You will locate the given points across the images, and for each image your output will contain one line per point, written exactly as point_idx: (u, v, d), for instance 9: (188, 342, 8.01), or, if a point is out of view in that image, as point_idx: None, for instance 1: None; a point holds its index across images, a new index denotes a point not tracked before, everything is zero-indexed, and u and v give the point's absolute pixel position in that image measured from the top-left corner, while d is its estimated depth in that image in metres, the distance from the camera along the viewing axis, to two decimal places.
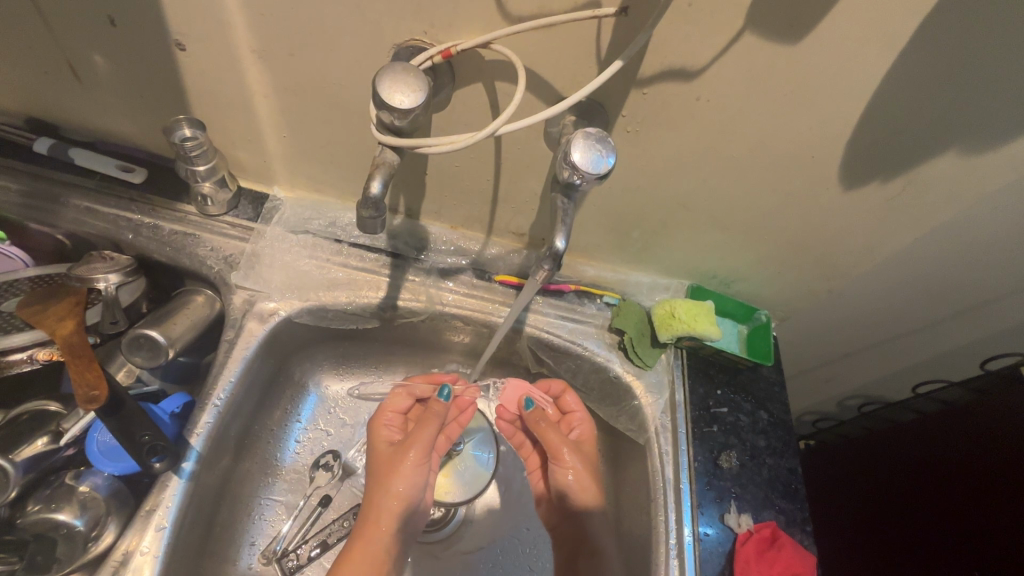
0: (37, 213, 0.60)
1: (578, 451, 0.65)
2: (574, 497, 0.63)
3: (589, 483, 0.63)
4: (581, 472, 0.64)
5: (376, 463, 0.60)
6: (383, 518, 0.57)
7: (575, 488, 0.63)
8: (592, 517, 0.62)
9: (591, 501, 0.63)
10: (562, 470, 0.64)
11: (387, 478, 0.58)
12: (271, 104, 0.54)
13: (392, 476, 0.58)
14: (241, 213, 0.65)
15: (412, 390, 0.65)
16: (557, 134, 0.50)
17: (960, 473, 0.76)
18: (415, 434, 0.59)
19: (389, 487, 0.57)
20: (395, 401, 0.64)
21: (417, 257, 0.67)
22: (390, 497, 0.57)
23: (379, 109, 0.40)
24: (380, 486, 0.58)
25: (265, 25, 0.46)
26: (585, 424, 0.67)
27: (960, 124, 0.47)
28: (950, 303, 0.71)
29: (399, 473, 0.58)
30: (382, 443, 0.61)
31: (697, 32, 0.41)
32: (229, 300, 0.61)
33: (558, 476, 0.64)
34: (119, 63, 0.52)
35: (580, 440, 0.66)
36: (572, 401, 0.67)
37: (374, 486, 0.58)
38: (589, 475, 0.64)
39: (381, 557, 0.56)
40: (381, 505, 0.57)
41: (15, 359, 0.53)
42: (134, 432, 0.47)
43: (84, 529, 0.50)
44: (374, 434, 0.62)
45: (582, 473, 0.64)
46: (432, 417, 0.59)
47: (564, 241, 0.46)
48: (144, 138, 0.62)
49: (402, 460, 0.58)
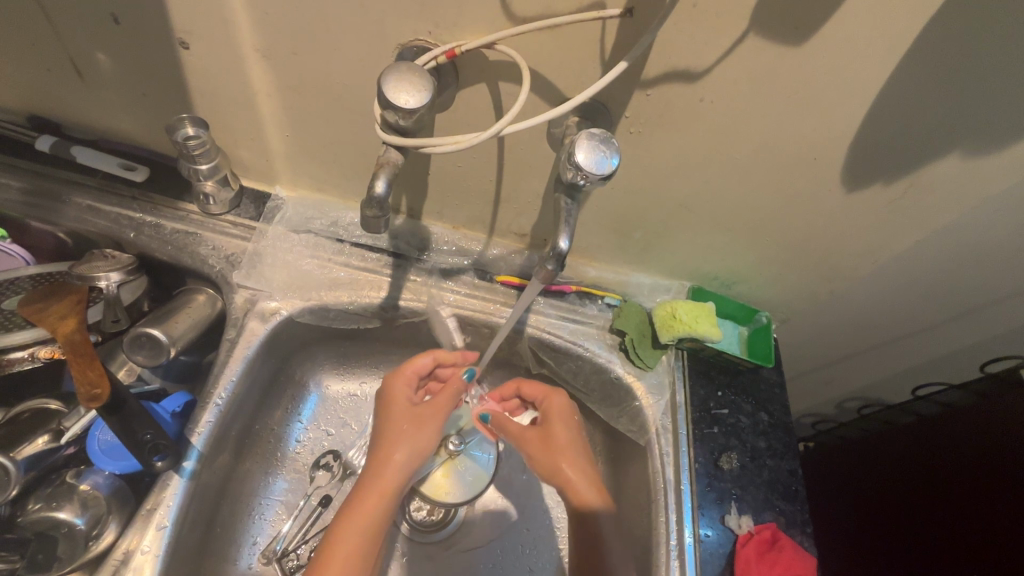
0: (39, 211, 0.60)
1: (546, 432, 0.61)
2: (571, 492, 0.57)
3: (586, 474, 0.57)
4: (573, 465, 0.58)
5: (394, 415, 0.55)
6: (397, 475, 0.52)
7: (570, 479, 0.57)
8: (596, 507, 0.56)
9: (593, 498, 0.56)
10: (555, 464, 0.58)
11: (413, 434, 0.54)
12: (274, 102, 0.54)
13: (419, 435, 0.54)
14: (242, 212, 0.65)
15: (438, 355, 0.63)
16: (560, 135, 0.50)
17: (958, 476, 0.76)
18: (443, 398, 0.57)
19: (409, 444, 0.53)
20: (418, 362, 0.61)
21: (418, 257, 0.67)
22: (412, 452, 0.53)
23: (384, 109, 0.40)
24: (401, 443, 0.53)
25: (268, 24, 0.46)
26: (559, 399, 0.63)
27: (961, 127, 0.47)
28: (950, 306, 0.72)
29: (425, 433, 0.54)
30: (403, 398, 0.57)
31: (699, 34, 0.42)
32: (230, 299, 0.61)
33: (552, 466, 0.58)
34: (123, 62, 0.52)
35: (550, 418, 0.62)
36: (529, 387, 0.65)
37: (390, 437, 0.54)
38: (581, 473, 0.57)
39: (386, 516, 0.50)
40: (398, 460, 0.52)
41: (16, 357, 0.52)
42: (135, 431, 0.47)
43: (85, 528, 0.49)
44: (393, 389, 0.57)
45: (571, 465, 0.58)
46: (455, 390, 0.59)
47: (567, 241, 0.46)
48: (146, 137, 0.62)
49: (431, 420, 0.56)
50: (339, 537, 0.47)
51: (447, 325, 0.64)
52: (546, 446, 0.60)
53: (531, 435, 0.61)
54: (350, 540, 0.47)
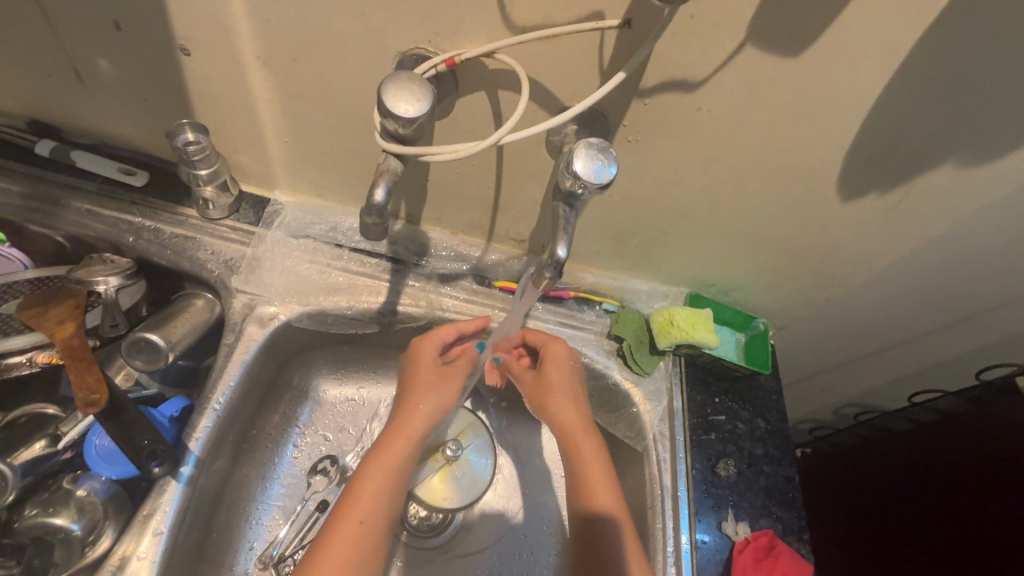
0: (38, 215, 0.60)
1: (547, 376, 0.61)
2: (581, 482, 0.56)
3: (600, 462, 0.57)
4: (589, 455, 0.57)
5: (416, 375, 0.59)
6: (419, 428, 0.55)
7: (581, 460, 0.57)
8: (605, 502, 0.54)
9: (603, 497, 0.54)
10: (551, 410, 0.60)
11: (435, 392, 0.58)
12: (275, 108, 0.54)
13: (438, 394, 0.58)
14: (242, 217, 0.65)
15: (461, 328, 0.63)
16: (559, 143, 0.51)
17: (954, 484, 0.76)
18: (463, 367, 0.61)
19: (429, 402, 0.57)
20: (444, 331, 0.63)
21: (417, 262, 0.67)
22: (435, 409, 0.57)
23: (384, 117, 0.41)
24: (423, 398, 0.57)
25: (270, 31, 0.46)
26: (558, 345, 0.63)
27: (956, 137, 0.48)
28: (946, 313, 0.72)
29: (444, 394, 0.58)
30: (429, 358, 0.60)
31: (697, 45, 0.42)
32: (229, 303, 0.61)
33: (563, 435, 0.59)
34: (124, 67, 0.52)
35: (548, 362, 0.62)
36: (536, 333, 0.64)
37: (416, 394, 0.57)
38: (597, 465, 0.57)
39: (407, 466, 0.54)
40: (421, 414, 0.56)
41: (15, 362, 0.52)
42: (134, 437, 0.46)
43: (82, 533, 0.49)
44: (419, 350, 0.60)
45: (583, 449, 0.57)
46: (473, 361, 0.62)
47: (566, 249, 0.46)
48: (147, 142, 0.62)
49: (452, 384, 0.60)
50: (363, 485, 0.50)
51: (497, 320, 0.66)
52: (541, 392, 0.61)
53: (530, 379, 0.63)
54: (372, 489, 0.50)
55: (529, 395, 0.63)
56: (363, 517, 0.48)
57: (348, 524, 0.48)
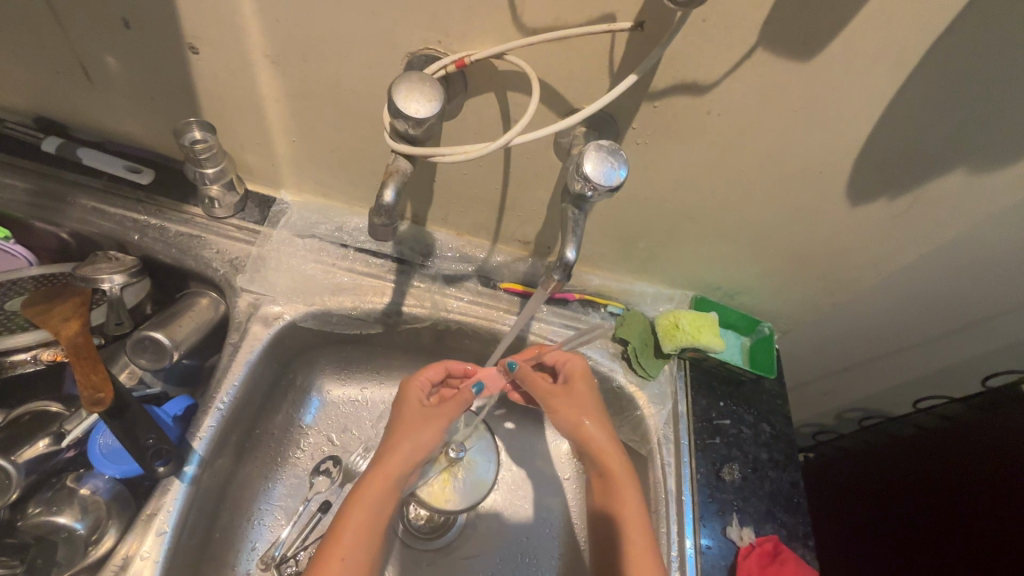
0: (42, 212, 0.60)
1: (573, 390, 0.60)
2: (612, 495, 0.55)
3: (628, 480, 0.55)
4: (619, 474, 0.56)
5: (402, 413, 0.57)
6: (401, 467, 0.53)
7: (614, 476, 0.56)
8: (626, 514, 0.53)
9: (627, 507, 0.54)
10: (580, 429, 0.58)
11: (417, 428, 0.56)
12: (282, 107, 0.54)
13: (422, 430, 0.56)
14: (247, 216, 0.65)
15: (449, 367, 0.63)
16: (567, 145, 0.51)
17: (959, 491, 0.76)
18: (450, 405, 0.59)
19: (415, 439, 0.55)
20: (433, 371, 0.62)
21: (423, 263, 0.67)
22: (417, 447, 0.55)
23: (395, 117, 0.40)
24: (407, 433, 0.55)
25: (279, 29, 0.46)
26: (578, 363, 0.62)
27: (967, 144, 0.47)
28: (952, 319, 0.72)
29: (430, 430, 0.56)
30: (415, 399, 0.59)
31: (708, 48, 0.42)
32: (233, 302, 0.61)
33: (596, 455, 0.57)
34: (131, 65, 0.52)
35: (572, 377, 0.61)
36: (554, 351, 0.63)
37: (400, 429, 0.56)
38: (628, 488, 0.55)
39: (388, 506, 0.52)
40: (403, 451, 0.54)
41: (20, 359, 0.52)
42: (138, 437, 0.46)
43: (84, 533, 0.49)
44: (405, 390, 0.59)
45: (613, 469, 0.56)
46: (467, 399, 0.60)
47: (575, 251, 0.46)
48: (153, 140, 0.62)
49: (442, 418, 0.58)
50: (347, 522, 0.49)
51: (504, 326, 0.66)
52: (569, 406, 0.59)
53: (551, 391, 0.60)
54: (356, 528, 0.48)
55: (552, 408, 0.60)
56: (345, 557, 0.47)
57: (333, 561, 0.46)
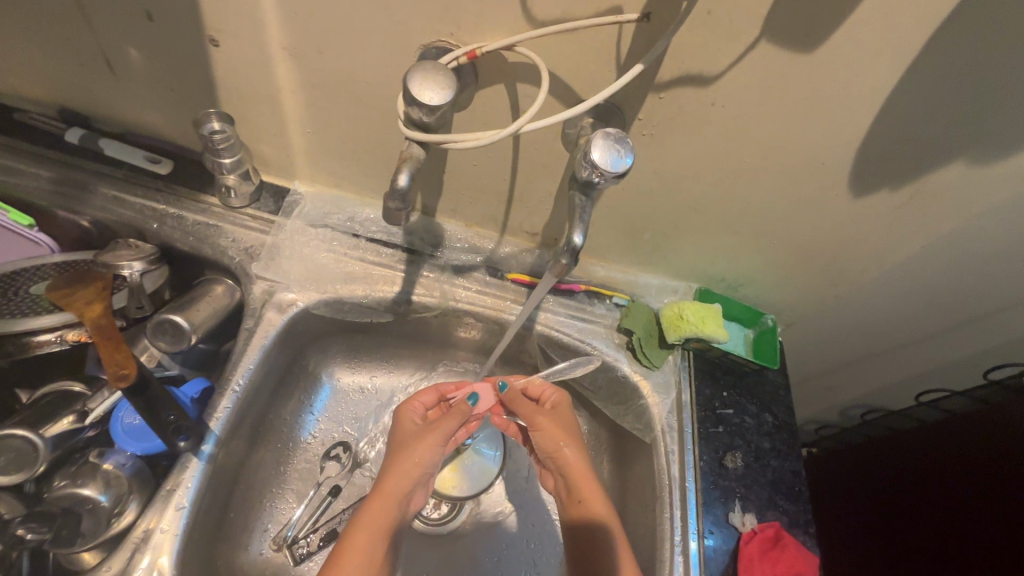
0: (66, 201, 0.62)
1: (556, 414, 0.62)
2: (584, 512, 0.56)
3: (599, 497, 0.56)
4: (588, 493, 0.57)
5: (397, 439, 0.58)
6: (400, 488, 0.54)
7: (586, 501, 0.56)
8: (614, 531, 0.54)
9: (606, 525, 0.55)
10: (557, 454, 0.60)
11: (411, 450, 0.56)
12: (298, 99, 0.55)
13: (418, 451, 0.56)
14: (262, 206, 0.67)
15: (443, 389, 0.65)
16: (575, 136, 0.52)
17: (962, 483, 0.77)
18: (444, 420, 0.58)
19: (414, 459, 0.55)
20: (426, 394, 0.63)
21: (432, 253, 0.68)
22: (414, 466, 0.55)
23: (409, 106, 0.42)
24: (404, 456, 0.55)
25: (297, 23, 0.48)
26: (557, 393, 0.65)
27: (967, 135, 0.48)
28: (955, 314, 0.72)
29: (424, 450, 0.56)
30: (408, 422, 0.59)
31: (713, 40, 0.43)
32: (249, 289, 0.63)
33: (571, 481, 0.58)
34: (153, 58, 0.54)
35: (555, 406, 0.63)
36: (541, 383, 0.65)
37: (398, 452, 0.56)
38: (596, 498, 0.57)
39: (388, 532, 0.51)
40: (400, 473, 0.54)
41: (45, 339, 0.53)
42: (160, 412, 0.48)
43: (108, 505, 0.50)
44: (399, 415, 0.60)
45: (586, 490, 0.57)
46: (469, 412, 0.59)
47: (582, 236, 0.47)
48: (172, 131, 0.64)
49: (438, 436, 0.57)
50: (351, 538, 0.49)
51: (510, 315, 0.67)
52: (552, 429, 0.60)
53: (533, 412, 0.61)
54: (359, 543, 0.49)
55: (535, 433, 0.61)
56: None
57: None
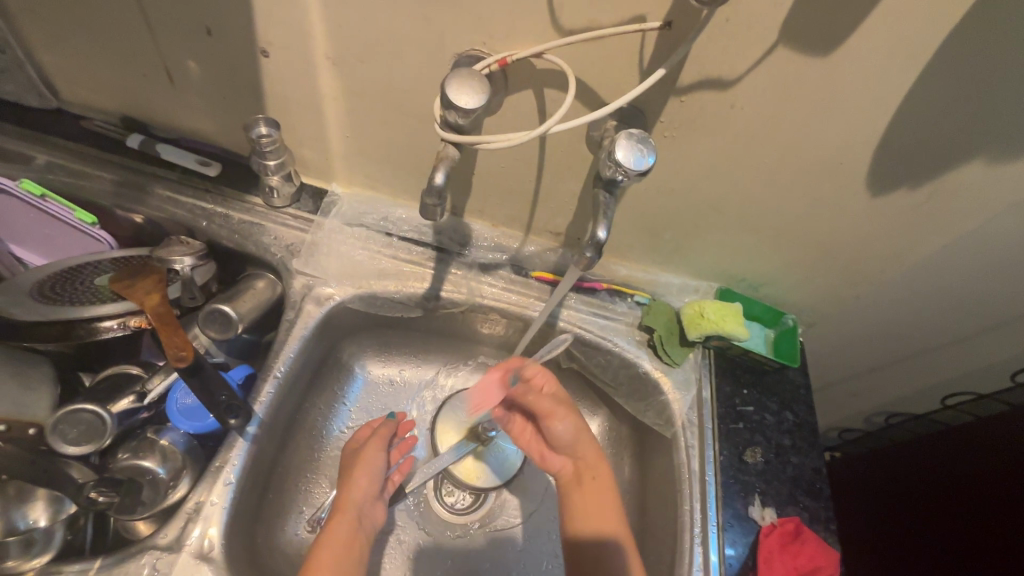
0: (124, 200, 0.67)
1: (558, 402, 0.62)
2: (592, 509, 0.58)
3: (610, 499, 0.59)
4: (604, 501, 0.59)
5: (344, 461, 0.64)
6: (356, 502, 0.59)
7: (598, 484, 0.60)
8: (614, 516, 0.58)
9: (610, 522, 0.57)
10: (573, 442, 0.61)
11: (357, 464, 0.61)
12: (339, 105, 0.59)
13: (356, 466, 0.61)
14: (302, 206, 0.71)
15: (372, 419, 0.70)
16: (599, 138, 0.55)
17: (988, 488, 0.76)
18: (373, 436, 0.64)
19: (362, 472, 0.61)
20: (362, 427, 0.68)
21: (460, 251, 0.72)
22: (364, 477, 0.60)
23: (446, 109, 0.45)
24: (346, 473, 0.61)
25: (342, 35, 0.52)
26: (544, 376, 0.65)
27: (986, 135, 0.49)
28: (982, 316, 0.72)
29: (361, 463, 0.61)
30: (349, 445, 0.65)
31: (732, 45, 0.46)
32: (289, 284, 0.67)
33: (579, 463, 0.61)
34: (209, 69, 0.58)
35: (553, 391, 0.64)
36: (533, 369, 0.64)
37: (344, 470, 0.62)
38: (609, 513, 0.58)
39: (354, 543, 0.56)
40: (350, 487, 0.60)
41: (106, 326, 0.57)
42: (213, 392, 0.52)
43: (166, 477, 0.55)
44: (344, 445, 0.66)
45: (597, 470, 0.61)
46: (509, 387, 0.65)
47: (605, 231, 0.50)
48: (221, 136, 0.69)
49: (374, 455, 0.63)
50: (323, 547, 0.53)
51: (534, 310, 0.70)
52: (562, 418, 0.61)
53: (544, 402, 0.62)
54: (332, 553, 0.53)
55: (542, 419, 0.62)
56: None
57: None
